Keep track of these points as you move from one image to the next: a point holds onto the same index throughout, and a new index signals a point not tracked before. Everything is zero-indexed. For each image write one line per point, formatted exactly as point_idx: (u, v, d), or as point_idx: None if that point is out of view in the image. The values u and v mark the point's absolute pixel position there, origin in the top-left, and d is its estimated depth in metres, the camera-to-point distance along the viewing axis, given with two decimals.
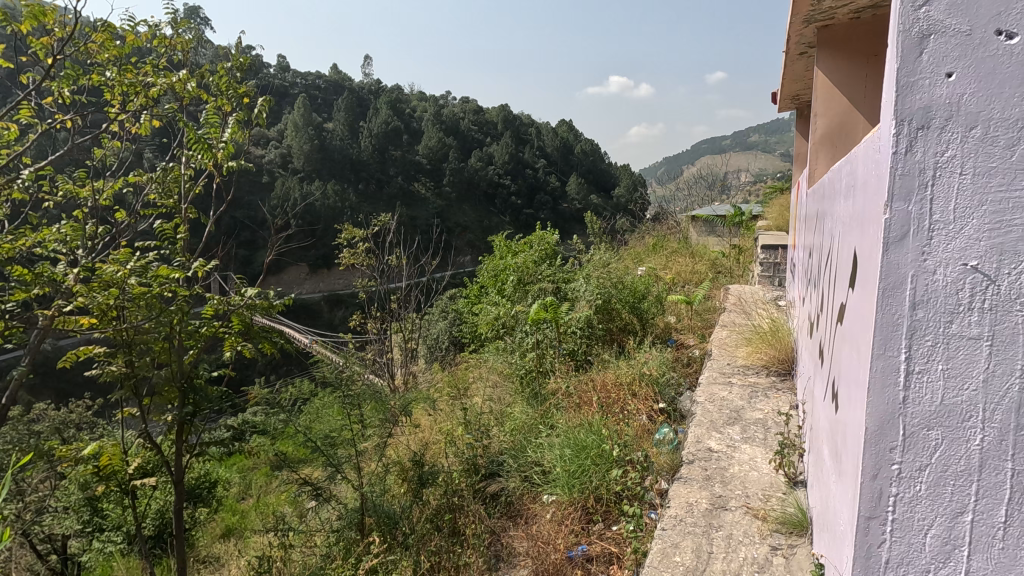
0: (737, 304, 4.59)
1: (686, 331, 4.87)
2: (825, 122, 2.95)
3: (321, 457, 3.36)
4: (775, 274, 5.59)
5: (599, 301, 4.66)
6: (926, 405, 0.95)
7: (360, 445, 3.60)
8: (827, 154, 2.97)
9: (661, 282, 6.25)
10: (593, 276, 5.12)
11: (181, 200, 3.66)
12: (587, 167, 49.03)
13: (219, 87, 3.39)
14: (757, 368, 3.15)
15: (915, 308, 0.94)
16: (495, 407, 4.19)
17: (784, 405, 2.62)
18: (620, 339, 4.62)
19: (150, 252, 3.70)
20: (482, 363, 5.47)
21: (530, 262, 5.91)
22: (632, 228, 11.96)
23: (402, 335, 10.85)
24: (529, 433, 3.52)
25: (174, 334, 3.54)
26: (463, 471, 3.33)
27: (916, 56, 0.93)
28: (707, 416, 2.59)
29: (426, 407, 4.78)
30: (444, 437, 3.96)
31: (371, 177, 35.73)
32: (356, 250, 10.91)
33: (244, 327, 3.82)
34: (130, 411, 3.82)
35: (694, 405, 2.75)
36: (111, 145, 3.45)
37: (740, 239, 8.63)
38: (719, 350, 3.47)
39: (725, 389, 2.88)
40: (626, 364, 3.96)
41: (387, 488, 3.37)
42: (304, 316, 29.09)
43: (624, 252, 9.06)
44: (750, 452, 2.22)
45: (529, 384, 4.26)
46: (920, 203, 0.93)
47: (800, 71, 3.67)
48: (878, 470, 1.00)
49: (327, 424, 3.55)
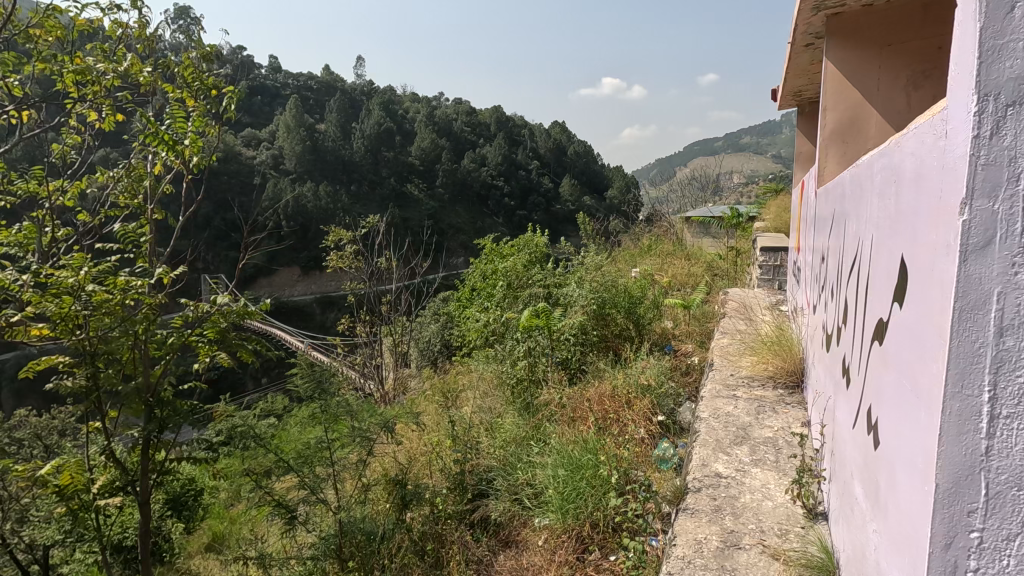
0: (737, 308, 4.40)
1: (684, 336, 4.71)
2: (835, 117, 2.72)
3: (284, 469, 3.11)
4: (775, 277, 5.42)
5: (593, 307, 4.45)
6: (1016, 460, 0.74)
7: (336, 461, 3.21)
8: (837, 151, 2.74)
9: (657, 285, 6.07)
10: (586, 279, 4.91)
11: (146, 200, 3.43)
12: (580, 168, 48.86)
13: (185, 79, 3.24)
14: (763, 379, 2.94)
15: (1003, 335, 0.73)
16: (485, 420, 3.98)
17: (796, 423, 2.42)
18: (615, 347, 4.43)
19: (113, 257, 3.47)
20: (472, 370, 5.27)
21: (521, 266, 5.65)
22: (625, 230, 11.79)
23: (393, 339, 10.63)
24: (519, 449, 3.33)
25: (140, 343, 3.30)
26: (448, 492, 3.13)
27: (1006, 11, 0.72)
28: (712, 435, 2.38)
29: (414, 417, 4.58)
30: (429, 453, 3.73)
31: (362, 179, 35.53)
32: (344, 252, 10.69)
33: (218, 335, 3.59)
34: (94, 426, 3.54)
35: (697, 422, 2.55)
36: (71, 140, 3.21)
37: (736, 240, 8.48)
38: (722, 358, 3.27)
39: (730, 403, 2.68)
40: (621, 374, 3.78)
41: (369, 507, 3.11)
42: (295, 318, 28.83)
43: (618, 255, 8.91)
44: (762, 477, 2.02)
45: (521, 395, 4.05)
46: (1011, 201, 0.72)
47: (805, 64, 3.47)
48: (950, 539, 0.79)
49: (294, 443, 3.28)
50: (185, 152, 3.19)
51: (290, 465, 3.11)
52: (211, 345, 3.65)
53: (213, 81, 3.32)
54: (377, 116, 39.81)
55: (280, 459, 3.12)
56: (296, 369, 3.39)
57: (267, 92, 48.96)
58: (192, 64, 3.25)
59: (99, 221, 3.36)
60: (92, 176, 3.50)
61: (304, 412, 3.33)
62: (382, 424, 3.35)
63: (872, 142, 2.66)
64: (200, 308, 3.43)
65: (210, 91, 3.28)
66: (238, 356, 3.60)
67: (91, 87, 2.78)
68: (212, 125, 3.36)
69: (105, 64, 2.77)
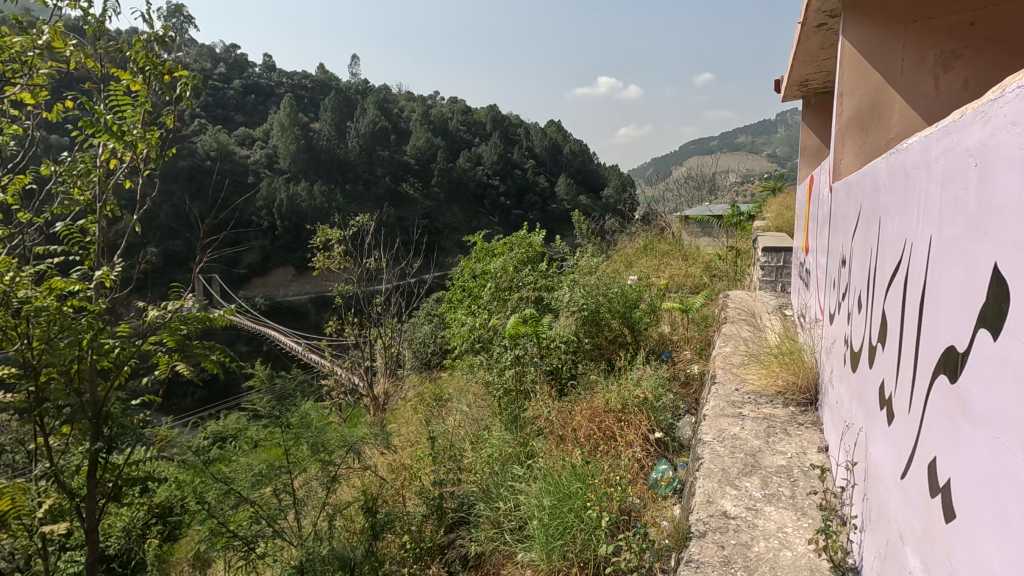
0: (739, 314, 4.13)
1: (682, 342, 4.46)
2: (853, 101, 2.39)
3: (234, 499, 2.72)
4: (778, 278, 5.15)
5: (587, 312, 4.17)
6: None
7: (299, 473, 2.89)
8: (855, 140, 2.41)
9: (654, 287, 5.82)
10: (578, 281, 4.62)
11: (95, 195, 3.12)
12: (575, 167, 48.50)
13: (135, 62, 3.05)
14: (772, 395, 2.65)
15: None
16: (469, 436, 3.71)
17: (811, 448, 2.15)
18: (609, 355, 4.17)
19: (57, 260, 3.14)
20: (458, 376, 5.00)
21: (511, 266, 5.13)
22: (621, 229, 11.48)
23: (382, 341, 10.31)
24: (502, 471, 3.06)
25: (88, 354, 2.94)
26: (424, 518, 2.87)
27: None
28: (718, 463, 2.09)
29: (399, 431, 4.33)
30: (407, 472, 3.45)
31: (357, 178, 35.21)
32: (332, 253, 10.39)
33: (178, 345, 3.24)
34: (39, 440, 3.13)
35: (700, 447, 2.27)
36: (9, 130, 2.88)
37: (735, 240, 8.21)
38: (726, 370, 2.98)
39: (737, 424, 2.40)
40: (615, 387, 3.48)
41: (337, 535, 2.81)
42: (290, 318, 28.56)
43: (613, 255, 8.67)
44: (777, 518, 1.73)
45: (508, 407, 3.73)
46: None
47: (814, 48, 3.19)
48: None
49: (243, 472, 2.86)
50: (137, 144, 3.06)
51: (241, 495, 2.70)
52: (173, 355, 3.30)
53: (166, 66, 3.14)
54: (371, 114, 39.38)
55: (231, 487, 2.70)
56: (254, 381, 3.08)
57: (260, 91, 48.43)
58: (143, 46, 3.04)
59: (40, 219, 3.03)
60: (37, 171, 3.17)
61: (258, 432, 2.94)
62: (347, 447, 3.07)
63: (895, 130, 2.36)
64: (156, 314, 3.10)
65: (165, 76, 3.11)
66: (201, 368, 3.22)
67: (15, 67, 2.57)
68: (167, 113, 3.20)
69: (29, 39, 2.53)
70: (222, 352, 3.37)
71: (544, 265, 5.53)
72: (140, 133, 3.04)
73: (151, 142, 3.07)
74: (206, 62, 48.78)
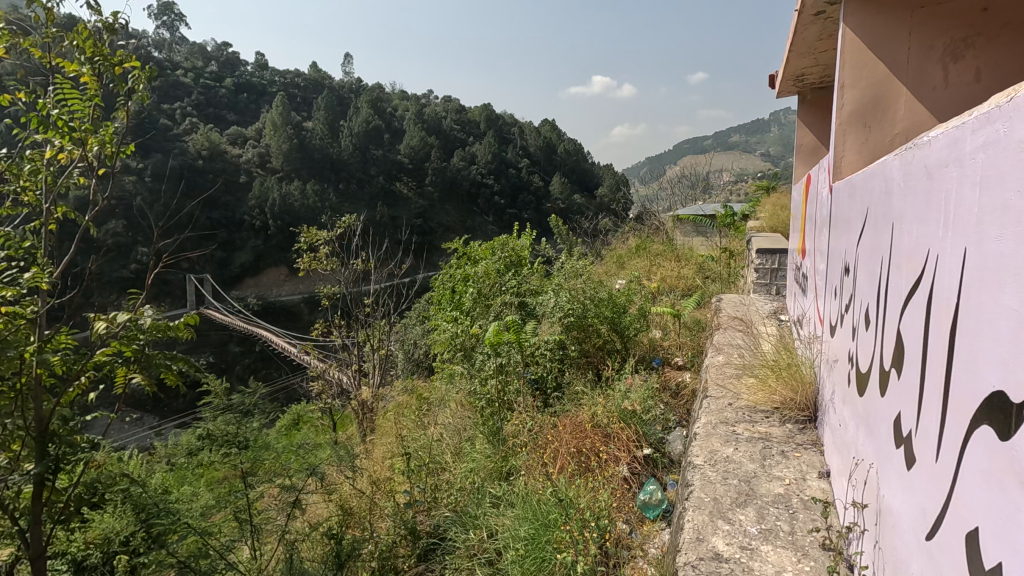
0: (733, 319, 3.95)
1: (674, 348, 4.31)
2: (854, 95, 2.19)
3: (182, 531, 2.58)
4: (772, 281, 4.96)
5: (573, 317, 3.98)
6: None
7: (258, 482, 2.79)
8: (857, 136, 2.21)
9: (646, 290, 5.66)
10: (565, 285, 4.40)
11: (44, 197, 2.82)
12: (569, 165, 48.20)
13: (82, 52, 2.81)
14: (768, 412, 2.47)
15: None
16: (450, 450, 3.59)
17: (811, 474, 1.96)
18: (598, 364, 3.98)
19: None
20: (441, 386, 4.81)
21: (493, 270, 4.89)
22: (614, 229, 11.28)
23: (371, 344, 10.11)
24: (480, 490, 2.92)
25: (28, 369, 2.65)
26: (395, 542, 2.75)
27: None
28: (710, 493, 1.90)
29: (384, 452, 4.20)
30: (386, 486, 3.38)
31: (350, 178, 34.92)
32: (319, 255, 10.20)
33: (134, 356, 2.96)
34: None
35: (691, 472, 2.08)
36: None
37: (729, 241, 8.05)
38: (719, 384, 2.79)
39: (730, 444, 2.21)
40: (600, 398, 3.28)
41: (299, 564, 2.59)
42: (282, 318, 28.26)
43: (606, 256, 8.49)
44: (775, 560, 1.54)
45: (489, 419, 3.55)
46: None
47: (813, 38, 3.01)
48: None
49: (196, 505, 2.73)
50: (86, 140, 2.82)
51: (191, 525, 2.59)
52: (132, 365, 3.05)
53: (118, 56, 2.91)
54: (366, 114, 38.94)
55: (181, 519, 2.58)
56: (209, 398, 2.92)
57: (252, 89, 47.83)
58: (91, 34, 2.82)
59: None
60: None
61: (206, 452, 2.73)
62: (310, 471, 2.94)
63: (900, 125, 2.16)
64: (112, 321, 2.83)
65: (116, 66, 2.88)
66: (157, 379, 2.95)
67: None
68: (121, 108, 2.98)
69: None
70: (183, 362, 3.12)
71: (530, 268, 5.29)
72: (92, 129, 2.81)
73: (103, 137, 2.83)
74: (196, 61, 48.13)
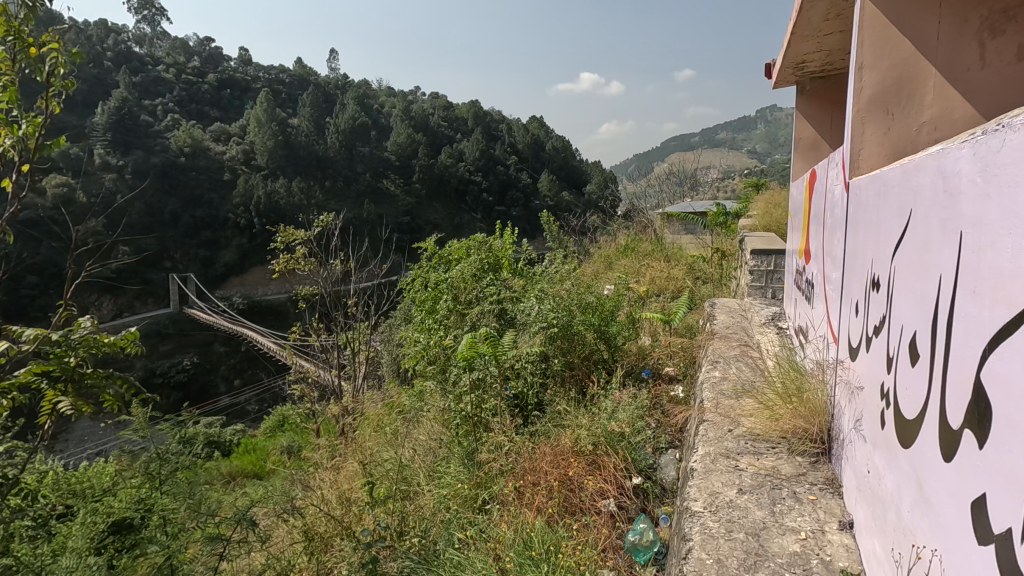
0: (728, 327, 3.64)
1: (666, 356, 4.00)
2: (874, 78, 1.87)
3: None
4: (768, 283, 4.66)
5: (555, 328, 3.62)
6: None
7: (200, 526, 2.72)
8: (877, 125, 1.89)
9: (633, 294, 5.36)
10: (547, 291, 4.05)
11: None
12: (557, 162, 47.75)
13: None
14: (775, 442, 2.16)
15: None
16: (423, 470, 3.30)
17: (830, 525, 1.65)
18: (583, 377, 3.64)
19: None
20: (410, 401, 4.46)
21: (470, 275, 4.51)
22: (602, 227, 10.95)
23: (352, 348, 9.74)
24: (451, 523, 2.63)
25: None
26: None
27: None
28: (713, 554, 1.58)
29: (354, 474, 3.91)
30: (352, 512, 3.15)
31: (336, 175, 34.36)
32: (296, 254, 9.77)
33: (66, 373, 2.51)
34: None
35: (690, 521, 1.76)
36: None
37: (720, 240, 7.77)
38: (715, 407, 2.47)
39: (733, 485, 1.90)
40: (585, 419, 2.96)
41: None
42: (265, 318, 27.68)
43: (593, 256, 8.17)
44: None
45: (464, 439, 3.23)
46: None
47: (818, 18, 2.69)
48: None
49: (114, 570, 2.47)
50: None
51: None
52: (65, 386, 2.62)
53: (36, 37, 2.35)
54: (351, 110, 38.23)
55: None
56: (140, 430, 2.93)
57: (236, 85, 46.85)
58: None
59: None
60: None
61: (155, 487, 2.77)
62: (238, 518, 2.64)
63: (928, 112, 1.87)
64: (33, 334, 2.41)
65: (32, 49, 2.32)
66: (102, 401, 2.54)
67: None
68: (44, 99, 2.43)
69: None
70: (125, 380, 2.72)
71: (509, 270, 4.91)
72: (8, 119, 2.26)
73: (21, 130, 2.28)
74: (178, 55, 47.32)
